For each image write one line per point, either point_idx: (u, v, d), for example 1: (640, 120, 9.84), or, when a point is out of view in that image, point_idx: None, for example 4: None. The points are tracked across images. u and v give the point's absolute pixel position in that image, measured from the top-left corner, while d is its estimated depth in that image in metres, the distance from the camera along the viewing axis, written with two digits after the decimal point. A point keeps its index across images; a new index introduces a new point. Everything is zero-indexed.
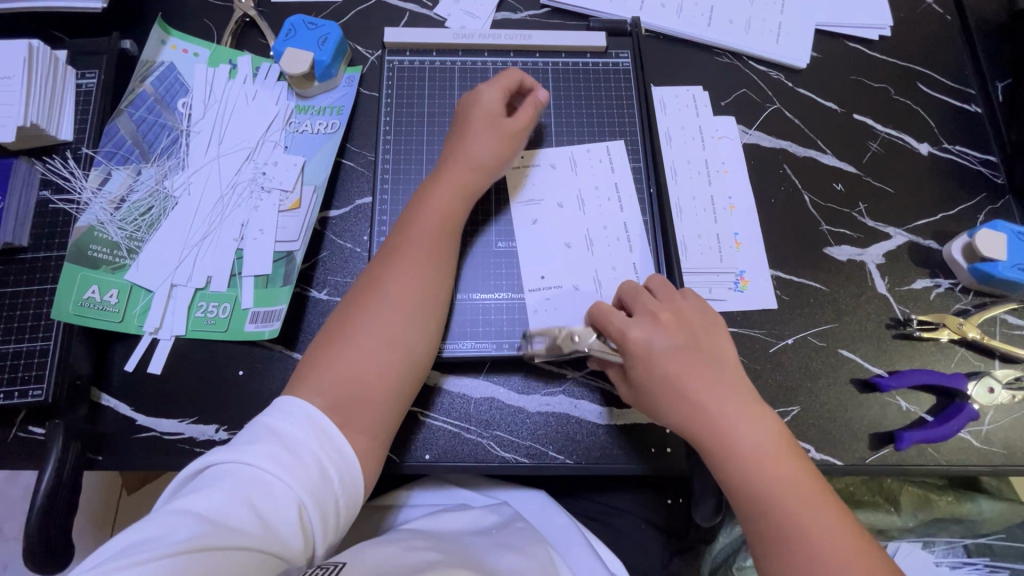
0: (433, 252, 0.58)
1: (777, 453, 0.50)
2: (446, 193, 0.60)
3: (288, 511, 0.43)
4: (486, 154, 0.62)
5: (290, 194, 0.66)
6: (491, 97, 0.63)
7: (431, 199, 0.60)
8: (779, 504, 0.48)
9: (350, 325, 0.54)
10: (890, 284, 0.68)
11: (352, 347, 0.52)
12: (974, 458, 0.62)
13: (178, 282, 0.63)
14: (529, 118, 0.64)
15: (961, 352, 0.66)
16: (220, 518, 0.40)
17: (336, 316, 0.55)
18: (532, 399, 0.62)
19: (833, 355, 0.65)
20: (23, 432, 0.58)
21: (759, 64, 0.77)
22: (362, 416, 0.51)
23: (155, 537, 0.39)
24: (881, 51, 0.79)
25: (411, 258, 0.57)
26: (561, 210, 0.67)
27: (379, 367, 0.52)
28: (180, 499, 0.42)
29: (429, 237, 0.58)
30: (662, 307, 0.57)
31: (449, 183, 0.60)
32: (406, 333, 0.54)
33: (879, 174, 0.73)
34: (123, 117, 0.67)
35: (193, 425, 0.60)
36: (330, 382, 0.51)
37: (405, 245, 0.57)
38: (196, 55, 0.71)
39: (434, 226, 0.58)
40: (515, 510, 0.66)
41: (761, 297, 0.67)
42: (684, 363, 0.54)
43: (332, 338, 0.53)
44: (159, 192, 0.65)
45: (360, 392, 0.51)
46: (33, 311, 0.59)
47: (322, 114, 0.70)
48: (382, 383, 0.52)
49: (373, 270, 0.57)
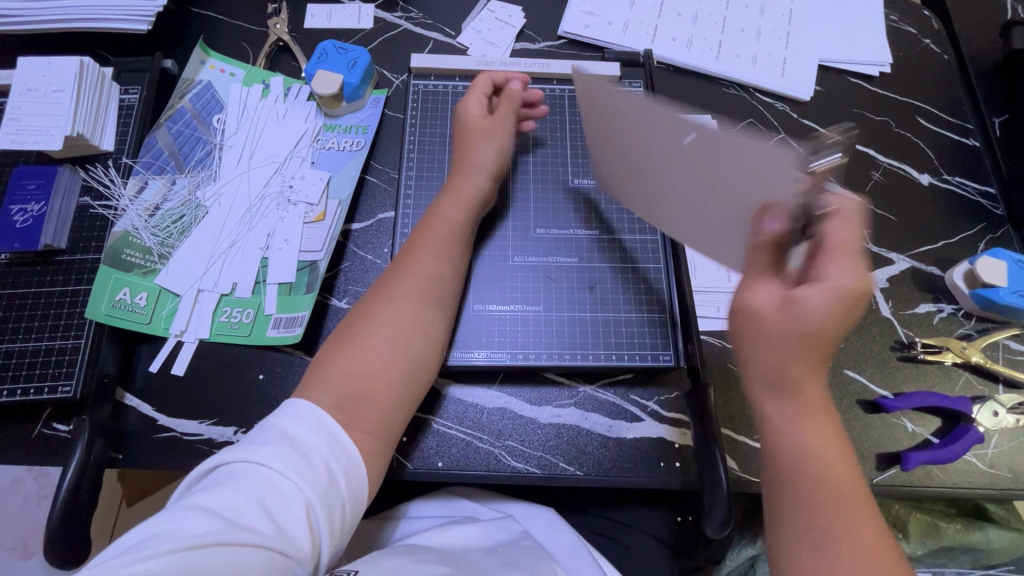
0: (440, 265, 0.60)
1: (847, 505, 0.43)
2: (453, 206, 0.63)
3: (297, 515, 0.43)
4: (489, 170, 0.65)
5: (315, 207, 0.69)
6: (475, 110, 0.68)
7: (442, 214, 0.62)
8: (834, 554, 0.41)
9: (356, 330, 0.56)
10: (894, 307, 0.70)
11: (360, 349, 0.54)
12: (981, 480, 0.63)
13: (205, 287, 0.65)
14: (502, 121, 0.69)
15: (965, 376, 0.67)
16: (232, 517, 0.42)
17: (348, 320, 0.57)
18: (544, 409, 0.63)
19: (839, 376, 0.66)
20: (48, 428, 0.60)
21: (765, 96, 0.81)
22: (366, 416, 0.52)
23: (171, 530, 0.40)
24: (882, 87, 0.83)
25: (419, 267, 0.59)
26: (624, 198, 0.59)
27: (385, 373, 0.54)
28: (194, 496, 0.43)
29: (438, 249, 0.61)
30: (819, 286, 0.45)
31: (456, 196, 0.63)
32: (409, 334, 0.56)
33: (881, 203, 0.76)
34: (162, 131, 0.70)
35: (212, 426, 0.61)
36: (341, 384, 0.52)
37: (412, 261, 0.60)
38: (232, 75, 0.75)
39: (441, 237, 0.61)
40: (522, 527, 0.66)
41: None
42: (806, 360, 0.46)
43: (341, 342, 0.55)
44: (191, 202, 0.68)
45: (366, 393, 0.53)
46: (67, 310, 0.62)
47: (348, 132, 0.74)
48: (389, 387, 0.54)
49: (384, 278, 0.59)
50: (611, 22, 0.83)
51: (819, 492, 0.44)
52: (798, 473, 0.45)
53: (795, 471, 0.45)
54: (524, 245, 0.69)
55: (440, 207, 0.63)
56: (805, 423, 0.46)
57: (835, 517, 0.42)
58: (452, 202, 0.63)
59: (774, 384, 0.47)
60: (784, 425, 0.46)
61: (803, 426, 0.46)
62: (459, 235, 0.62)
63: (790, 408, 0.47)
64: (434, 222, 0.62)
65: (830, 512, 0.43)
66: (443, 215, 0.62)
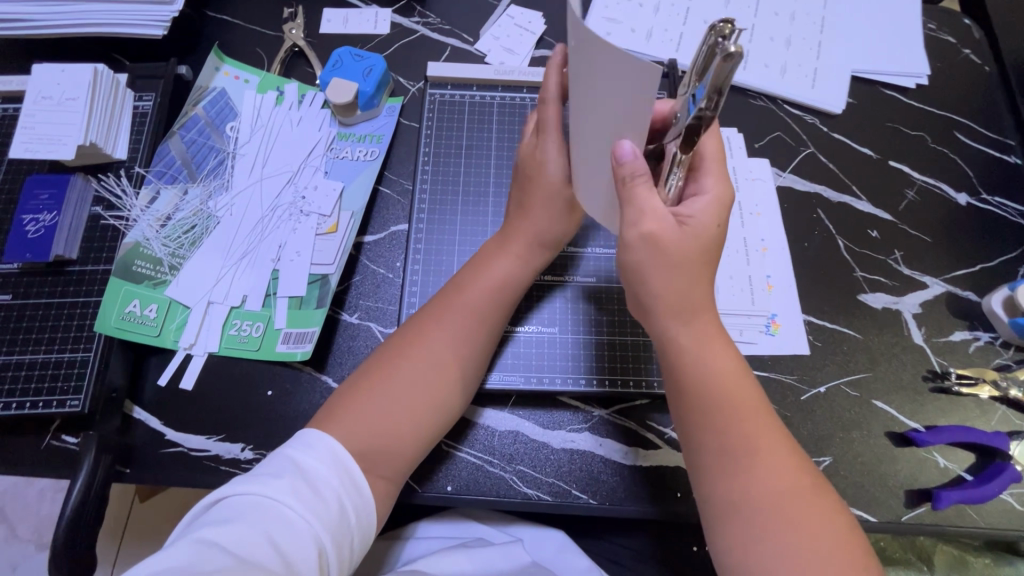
0: (485, 320, 0.57)
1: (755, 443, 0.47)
2: (506, 258, 0.58)
3: (308, 551, 0.43)
4: (552, 232, 0.59)
5: (328, 218, 0.68)
6: (554, 148, 0.54)
7: (491, 266, 0.58)
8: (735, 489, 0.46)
9: (385, 374, 0.53)
10: (927, 335, 0.67)
11: (389, 398, 0.52)
12: (1017, 522, 0.60)
13: (215, 299, 0.64)
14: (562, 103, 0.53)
15: (1002, 410, 0.64)
16: (243, 553, 0.41)
17: (374, 361, 0.54)
18: (557, 434, 0.61)
19: (867, 407, 0.63)
20: (57, 441, 0.59)
21: (795, 108, 0.78)
22: (386, 463, 0.51)
23: (181, 567, 0.39)
24: (918, 100, 0.79)
25: (458, 320, 0.56)
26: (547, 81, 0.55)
27: (411, 422, 0.52)
28: (201, 530, 0.42)
29: (483, 304, 0.57)
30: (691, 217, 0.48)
31: (507, 247, 0.59)
32: (439, 392, 0.54)
33: (916, 223, 0.72)
34: (175, 138, 0.69)
35: (219, 442, 0.60)
36: (366, 434, 0.50)
37: (454, 310, 0.56)
38: (246, 81, 0.74)
39: (489, 294, 0.57)
40: (529, 561, 0.64)
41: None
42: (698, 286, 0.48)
43: (365, 386, 0.52)
44: (203, 212, 0.67)
45: (392, 442, 0.51)
46: (76, 322, 0.61)
47: (362, 142, 0.72)
48: (412, 441, 0.52)
49: (419, 325, 0.56)
50: (634, 29, 0.80)
51: (740, 419, 0.48)
52: (725, 403, 0.48)
53: (715, 404, 0.48)
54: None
55: (498, 254, 0.59)
56: (715, 353, 0.49)
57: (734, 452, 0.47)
58: (511, 255, 0.58)
59: (676, 311, 0.49)
60: (687, 345, 0.50)
61: (710, 356, 0.49)
62: (509, 291, 0.58)
63: (695, 338, 0.49)
64: (483, 274, 0.58)
65: (751, 436, 0.47)
66: (495, 263, 0.58)
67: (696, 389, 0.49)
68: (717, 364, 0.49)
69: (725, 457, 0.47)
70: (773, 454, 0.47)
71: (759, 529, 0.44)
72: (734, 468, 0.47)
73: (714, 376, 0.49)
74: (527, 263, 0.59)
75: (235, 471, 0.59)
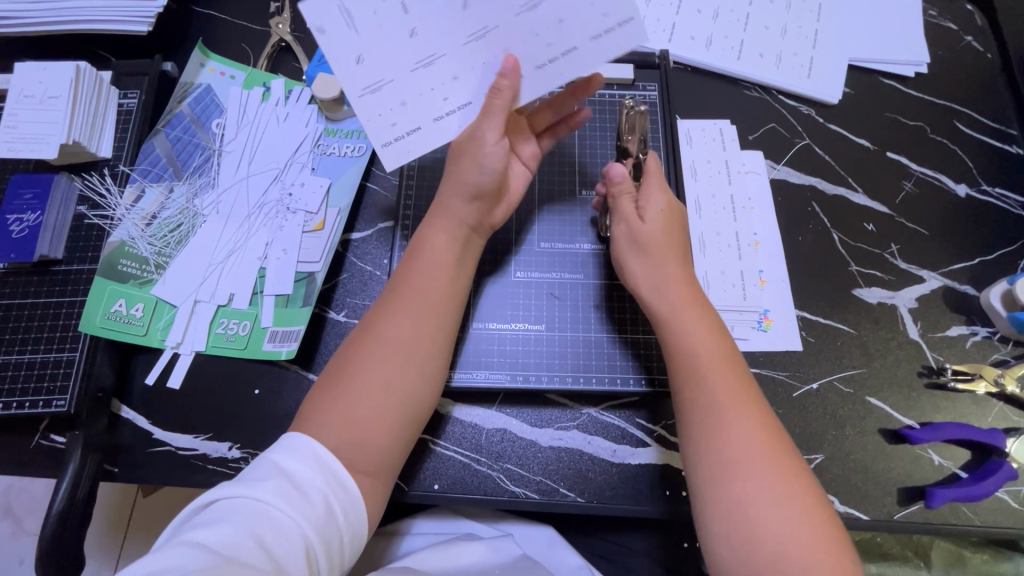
0: (430, 300, 0.55)
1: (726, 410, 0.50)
2: (439, 235, 0.57)
3: (296, 550, 0.42)
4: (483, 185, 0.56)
5: (314, 216, 0.67)
6: (494, 131, 0.54)
7: (431, 246, 0.57)
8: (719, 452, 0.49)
9: (348, 372, 0.52)
10: (923, 330, 0.66)
11: (353, 396, 0.50)
12: (1012, 519, 0.59)
13: (202, 298, 0.64)
14: (512, 86, 0.53)
15: (999, 406, 0.62)
16: (230, 553, 0.40)
17: (335, 359, 0.54)
18: (545, 432, 0.61)
19: (860, 403, 0.62)
20: (45, 440, 0.60)
21: (790, 99, 0.76)
22: (367, 458, 0.49)
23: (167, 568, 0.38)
24: (917, 89, 0.77)
25: (407, 303, 0.54)
26: (485, 72, 0.54)
27: (380, 413, 0.51)
28: (189, 532, 0.42)
29: (426, 283, 0.55)
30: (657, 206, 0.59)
31: (442, 221, 0.58)
32: (404, 382, 0.52)
33: (913, 215, 0.71)
34: (160, 136, 0.69)
35: (207, 441, 0.60)
36: (338, 428, 0.49)
37: (402, 296, 0.55)
38: (232, 77, 0.73)
39: (429, 272, 0.56)
40: (519, 550, 0.63)
41: (626, 39, 0.52)
42: (671, 262, 0.57)
43: (332, 386, 0.51)
44: (189, 210, 0.67)
45: (364, 441, 0.49)
46: (62, 322, 0.61)
47: (350, 137, 0.71)
48: (389, 433, 0.51)
49: (370, 317, 0.55)
50: None
51: (708, 380, 0.52)
52: (696, 368, 0.53)
53: (687, 369, 0.53)
54: (520, 258, 0.66)
55: (429, 232, 0.57)
56: (689, 324, 0.55)
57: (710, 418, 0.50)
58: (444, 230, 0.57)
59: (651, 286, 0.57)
60: (666, 323, 0.56)
61: (683, 324, 0.55)
62: (452, 268, 0.57)
63: (668, 306, 0.56)
64: (421, 256, 0.57)
65: (720, 396, 0.51)
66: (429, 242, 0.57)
67: (676, 354, 0.54)
68: (692, 329, 0.54)
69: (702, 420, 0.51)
70: (743, 409, 0.50)
71: (742, 486, 0.47)
72: (716, 430, 0.50)
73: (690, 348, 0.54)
74: (460, 241, 0.57)
75: (223, 470, 0.59)
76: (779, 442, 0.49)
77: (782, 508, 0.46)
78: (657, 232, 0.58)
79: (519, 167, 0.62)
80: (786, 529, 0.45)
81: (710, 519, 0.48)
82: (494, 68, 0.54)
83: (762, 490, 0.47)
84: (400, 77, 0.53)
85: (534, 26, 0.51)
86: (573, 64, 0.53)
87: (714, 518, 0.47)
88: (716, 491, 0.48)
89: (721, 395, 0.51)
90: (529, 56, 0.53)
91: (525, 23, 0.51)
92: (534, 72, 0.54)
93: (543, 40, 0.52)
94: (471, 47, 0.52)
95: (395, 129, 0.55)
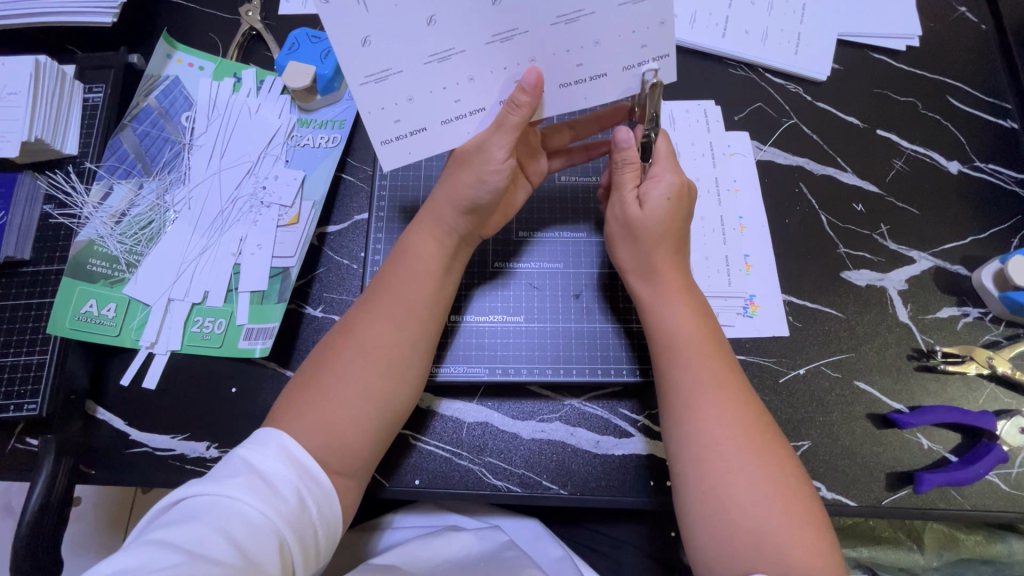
0: (415, 301, 0.54)
1: (713, 402, 0.49)
2: (427, 239, 0.56)
3: (267, 543, 0.41)
4: (478, 194, 0.54)
5: (289, 209, 0.66)
6: (503, 148, 0.52)
7: (417, 247, 0.56)
8: (705, 442, 0.48)
9: (325, 369, 0.50)
10: (913, 312, 0.64)
11: (331, 395, 0.49)
12: (1003, 502, 0.58)
13: (175, 296, 0.63)
14: (533, 104, 0.50)
15: (990, 388, 0.61)
16: (197, 549, 0.39)
17: (311, 361, 0.52)
18: (527, 424, 0.60)
19: (849, 388, 0.61)
20: (21, 443, 0.59)
21: (777, 77, 0.74)
22: (342, 459, 0.48)
23: (133, 567, 0.37)
24: (908, 63, 0.74)
25: (389, 302, 0.53)
26: (505, 78, 0.50)
27: (358, 413, 0.49)
28: (156, 531, 0.40)
29: (417, 280, 0.54)
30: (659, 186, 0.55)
31: (429, 225, 0.56)
32: (385, 382, 0.51)
33: (903, 194, 0.69)
34: (127, 131, 0.67)
35: (185, 441, 0.59)
36: (313, 425, 0.47)
37: (388, 292, 0.54)
38: (201, 68, 0.71)
39: (418, 271, 0.55)
40: (507, 538, 0.63)
41: (655, 75, 0.52)
42: (662, 246, 0.55)
43: (306, 385, 0.50)
44: (160, 206, 0.65)
45: (341, 442, 0.48)
46: (32, 324, 0.60)
47: (324, 127, 0.70)
48: (364, 433, 0.49)
49: (351, 315, 0.54)
50: None
51: (692, 363, 0.51)
52: (679, 351, 0.52)
53: (671, 353, 0.52)
54: (523, 254, 0.66)
55: (420, 232, 0.56)
56: (672, 308, 0.54)
57: (694, 407, 0.49)
58: (434, 233, 0.56)
59: (638, 269, 0.56)
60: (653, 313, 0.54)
61: (667, 309, 0.54)
62: (440, 272, 0.55)
63: (653, 290, 0.55)
64: (408, 253, 0.55)
65: (703, 379, 0.50)
66: (419, 241, 0.56)
67: (660, 338, 0.54)
68: (676, 313, 0.54)
69: (687, 410, 0.50)
70: (724, 398, 0.49)
71: (725, 466, 0.47)
72: (702, 419, 0.49)
73: (678, 337, 0.53)
74: (448, 246, 0.56)
75: (201, 469, 0.58)
76: (764, 425, 0.49)
77: (763, 487, 0.45)
78: (657, 220, 0.55)
79: (524, 184, 0.61)
80: (766, 507, 0.45)
81: (689, 498, 0.47)
82: (512, 83, 0.51)
83: (744, 469, 0.46)
84: (410, 69, 0.48)
85: (568, 43, 0.48)
86: (597, 89, 0.52)
87: (693, 504, 0.47)
88: (699, 471, 0.47)
89: (704, 377, 0.50)
90: (553, 70, 0.50)
91: (560, 37, 0.48)
92: (557, 89, 0.52)
93: (574, 58, 0.50)
94: (493, 49, 0.48)
95: (397, 127, 0.51)
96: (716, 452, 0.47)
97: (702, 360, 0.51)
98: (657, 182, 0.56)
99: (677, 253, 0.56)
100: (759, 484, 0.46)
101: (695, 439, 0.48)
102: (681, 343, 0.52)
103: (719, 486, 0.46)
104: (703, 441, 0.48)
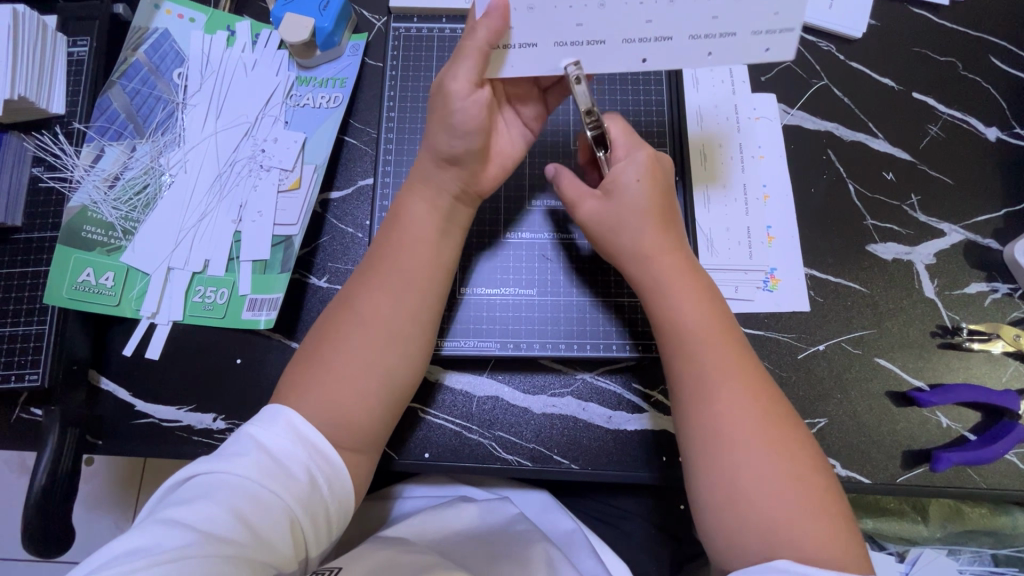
0: (417, 278, 0.51)
1: (728, 391, 0.47)
2: (433, 212, 0.53)
3: (277, 521, 0.41)
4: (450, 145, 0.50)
5: (289, 173, 0.62)
6: (462, 82, 0.48)
7: (419, 220, 0.53)
8: (723, 431, 0.46)
9: (323, 349, 0.49)
10: (939, 287, 0.62)
11: (329, 377, 0.47)
12: (1019, 481, 0.57)
13: (175, 265, 0.61)
14: (494, 30, 0.46)
15: (1014, 365, 0.60)
16: (208, 528, 0.38)
17: (312, 341, 0.50)
18: (538, 399, 0.59)
19: (867, 364, 0.60)
20: (25, 413, 0.58)
21: (808, 34, 0.69)
22: (350, 437, 0.47)
23: (148, 546, 0.37)
24: (950, 19, 0.69)
25: (394, 279, 0.51)
26: (567, 18, 0.47)
27: (360, 399, 0.47)
28: (168, 507, 0.40)
29: (418, 264, 0.51)
30: (624, 168, 0.53)
31: (434, 194, 0.53)
32: (387, 365, 0.49)
33: (936, 163, 0.65)
34: (116, 89, 0.64)
35: (191, 412, 0.58)
36: (318, 405, 0.46)
37: (387, 270, 0.51)
38: (192, 20, 0.66)
39: (417, 251, 0.52)
40: (516, 510, 0.63)
41: (778, 46, 0.48)
42: (650, 221, 0.53)
43: (307, 368, 0.48)
44: (155, 170, 0.62)
45: (346, 424, 0.46)
46: (29, 293, 0.58)
47: (324, 86, 0.65)
48: (370, 415, 0.48)
49: (352, 287, 0.51)
50: None
51: (700, 353, 0.49)
52: (683, 339, 0.50)
53: (677, 342, 0.50)
54: (523, 219, 0.63)
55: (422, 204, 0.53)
56: (675, 294, 0.51)
57: (707, 397, 0.47)
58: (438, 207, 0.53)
59: (636, 256, 0.53)
60: (668, 297, 0.51)
61: (673, 295, 0.51)
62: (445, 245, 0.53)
63: (664, 273, 0.52)
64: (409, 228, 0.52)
65: (709, 366, 0.48)
66: (420, 214, 0.53)
67: (667, 327, 0.51)
68: (681, 301, 0.51)
69: (697, 397, 0.48)
70: (741, 384, 0.47)
71: (734, 459, 0.45)
72: (716, 408, 0.47)
73: (695, 323, 0.50)
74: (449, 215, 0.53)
75: (209, 441, 0.57)
76: (777, 415, 0.46)
77: (777, 480, 0.44)
78: (635, 199, 0.53)
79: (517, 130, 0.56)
80: (781, 500, 0.43)
81: (700, 490, 0.46)
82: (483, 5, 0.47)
83: (756, 460, 0.44)
84: None
85: None
86: (663, 52, 0.49)
87: (707, 490, 0.45)
88: (710, 462, 0.46)
89: (712, 367, 0.48)
90: (686, 19, 0.47)
91: None
92: (620, 45, 0.49)
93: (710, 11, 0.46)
94: None
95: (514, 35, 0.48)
96: (730, 440, 0.45)
97: (719, 348, 0.49)
98: (625, 164, 0.53)
99: (668, 231, 0.53)
100: (774, 474, 0.44)
101: (707, 428, 0.46)
102: (699, 328, 0.50)
103: (732, 474, 0.45)
104: (716, 431, 0.46)
